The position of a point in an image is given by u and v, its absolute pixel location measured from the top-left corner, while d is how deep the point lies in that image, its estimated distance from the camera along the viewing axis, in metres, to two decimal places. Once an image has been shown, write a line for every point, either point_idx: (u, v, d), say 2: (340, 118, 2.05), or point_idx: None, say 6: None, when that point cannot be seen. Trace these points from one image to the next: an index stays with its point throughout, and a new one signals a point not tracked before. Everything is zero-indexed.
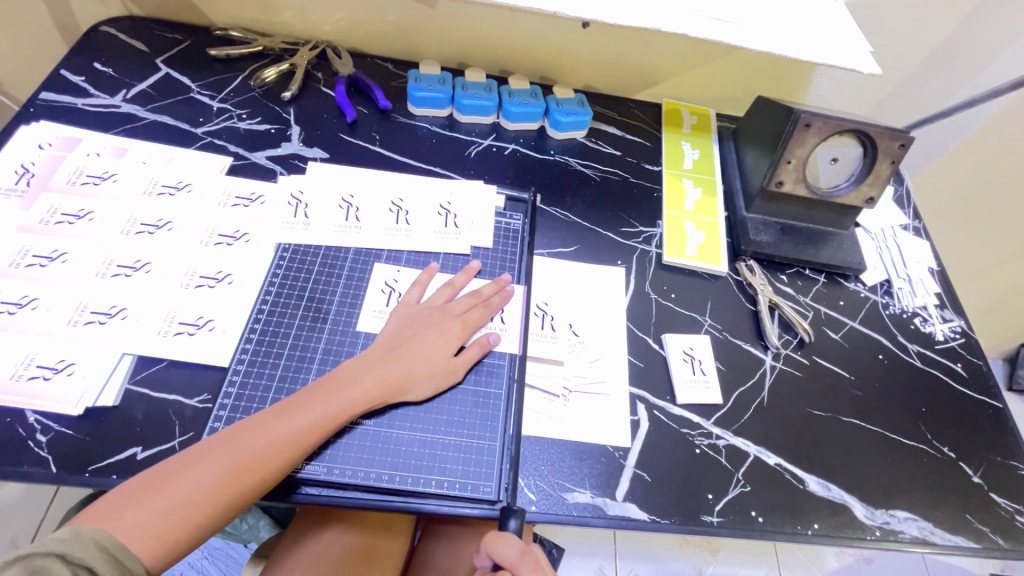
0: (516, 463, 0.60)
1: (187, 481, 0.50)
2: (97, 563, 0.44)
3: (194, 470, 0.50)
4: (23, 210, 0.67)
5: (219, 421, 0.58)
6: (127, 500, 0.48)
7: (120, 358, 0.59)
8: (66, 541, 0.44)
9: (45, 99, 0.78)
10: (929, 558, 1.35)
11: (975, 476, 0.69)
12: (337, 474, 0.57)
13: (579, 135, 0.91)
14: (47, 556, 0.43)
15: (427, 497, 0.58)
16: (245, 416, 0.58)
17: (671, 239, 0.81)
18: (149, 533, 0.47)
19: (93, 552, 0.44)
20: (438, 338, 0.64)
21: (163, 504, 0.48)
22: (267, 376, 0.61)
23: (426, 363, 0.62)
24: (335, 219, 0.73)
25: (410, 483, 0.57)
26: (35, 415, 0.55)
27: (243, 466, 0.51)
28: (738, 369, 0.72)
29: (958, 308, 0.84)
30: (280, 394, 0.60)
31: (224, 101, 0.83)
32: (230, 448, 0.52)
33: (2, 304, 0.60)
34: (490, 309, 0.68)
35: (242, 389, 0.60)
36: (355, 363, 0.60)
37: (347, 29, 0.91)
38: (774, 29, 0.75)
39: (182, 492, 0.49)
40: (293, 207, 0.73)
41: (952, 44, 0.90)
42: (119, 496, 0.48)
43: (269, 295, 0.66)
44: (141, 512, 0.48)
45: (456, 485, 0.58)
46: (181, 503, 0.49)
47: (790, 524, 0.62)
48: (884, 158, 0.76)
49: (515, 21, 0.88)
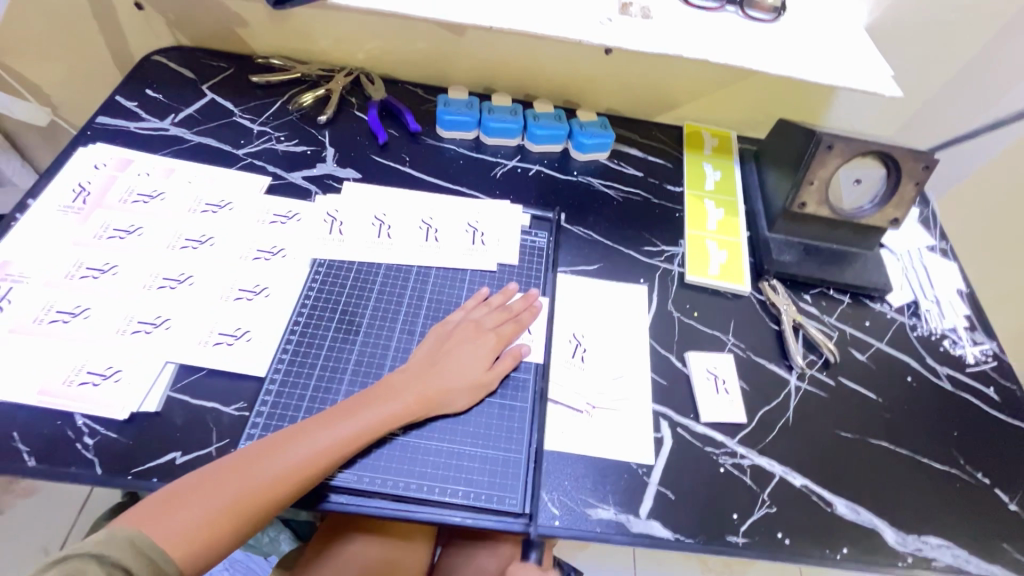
0: (541, 476, 0.61)
1: (229, 486, 0.51)
2: (132, 563, 0.46)
3: (236, 476, 0.52)
4: (79, 225, 0.71)
5: (255, 429, 0.60)
6: (169, 503, 0.50)
7: (164, 366, 0.62)
8: (101, 542, 0.46)
9: (101, 123, 0.83)
10: None
11: (1010, 503, 0.67)
12: (367, 482, 0.58)
13: (601, 156, 0.93)
14: (82, 557, 0.44)
15: (452, 508, 0.58)
16: (281, 423, 0.60)
17: (694, 259, 0.82)
18: (191, 536, 0.49)
19: (125, 550, 0.46)
20: (471, 350, 0.65)
21: (203, 507, 0.50)
22: (301, 385, 0.63)
23: (461, 375, 0.63)
24: (367, 236, 0.76)
25: (436, 494, 0.58)
26: (84, 418, 0.58)
27: (280, 475, 0.53)
28: (764, 389, 0.72)
29: (988, 330, 0.82)
30: (314, 403, 0.62)
31: (263, 125, 0.88)
32: (271, 454, 0.54)
33: (58, 313, 0.64)
34: (522, 324, 0.70)
35: (279, 397, 0.62)
36: (394, 374, 0.63)
37: (379, 57, 0.96)
38: (794, 54, 0.77)
39: (223, 497, 0.51)
40: (327, 224, 0.77)
41: (975, 67, 0.90)
42: (162, 499, 0.50)
43: (304, 307, 0.69)
44: (182, 514, 0.49)
45: (481, 496, 0.59)
46: (223, 506, 0.51)
47: (819, 548, 0.61)
48: (908, 179, 0.77)
49: (541, 49, 0.91)
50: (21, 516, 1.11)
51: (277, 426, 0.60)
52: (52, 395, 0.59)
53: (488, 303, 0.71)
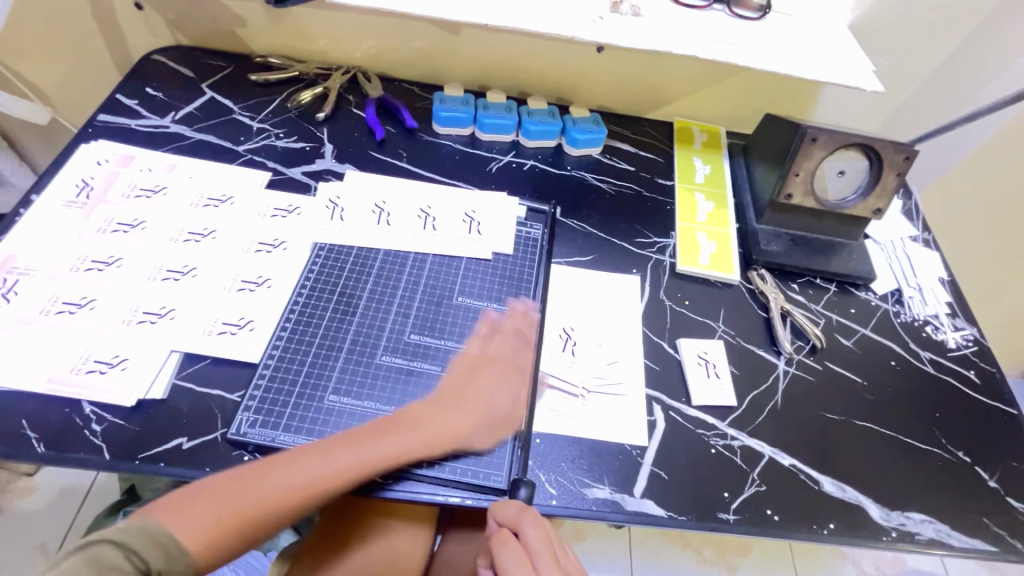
0: (526, 453, 0.63)
1: (256, 489, 0.52)
2: (151, 555, 0.45)
3: (268, 480, 0.53)
4: (83, 219, 0.73)
5: (248, 411, 0.61)
6: (198, 500, 0.50)
7: (169, 354, 0.64)
8: (123, 531, 0.45)
9: (103, 120, 0.85)
10: (948, 561, 1.35)
11: (990, 480, 0.70)
12: None
13: (594, 152, 0.96)
14: (104, 544, 0.43)
15: (437, 483, 0.60)
16: (276, 397, 0.62)
17: (684, 249, 0.85)
18: (205, 535, 0.48)
19: (146, 541, 0.45)
20: (501, 387, 0.66)
21: (230, 509, 0.50)
22: (298, 362, 0.65)
23: (490, 409, 0.64)
24: (367, 222, 0.78)
25: (422, 469, 0.60)
26: (91, 406, 0.60)
27: (304, 486, 0.53)
28: (753, 374, 0.74)
29: (969, 316, 0.85)
30: (309, 378, 0.64)
31: (263, 122, 0.90)
32: (302, 461, 0.54)
33: (64, 304, 0.65)
34: (529, 342, 0.71)
35: (275, 372, 0.64)
36: (421, 403, 0.63)
37: (376, 56, 0.98)
38: (779, 50, 0.79)
39: (241, 501, 0.51)
40: (329, 210, 0.79)
41: (953, 64, 0.94)
42: (190, 495, 0.50)
43: (303, 290, 0.71)
44: (207, 511, 0.49)
45: (467, 472, 0.61)
46: (241, 510, 0.50)
47: (807, 524, 0.64)
48: (890, 170, 0.79)
49: (534, 46, 0.94)
50: (20, 516, 1.11)
51: (273, 399, 0.62)
52: (60, 383, 0.60)
53: (513, 333, 0.71)
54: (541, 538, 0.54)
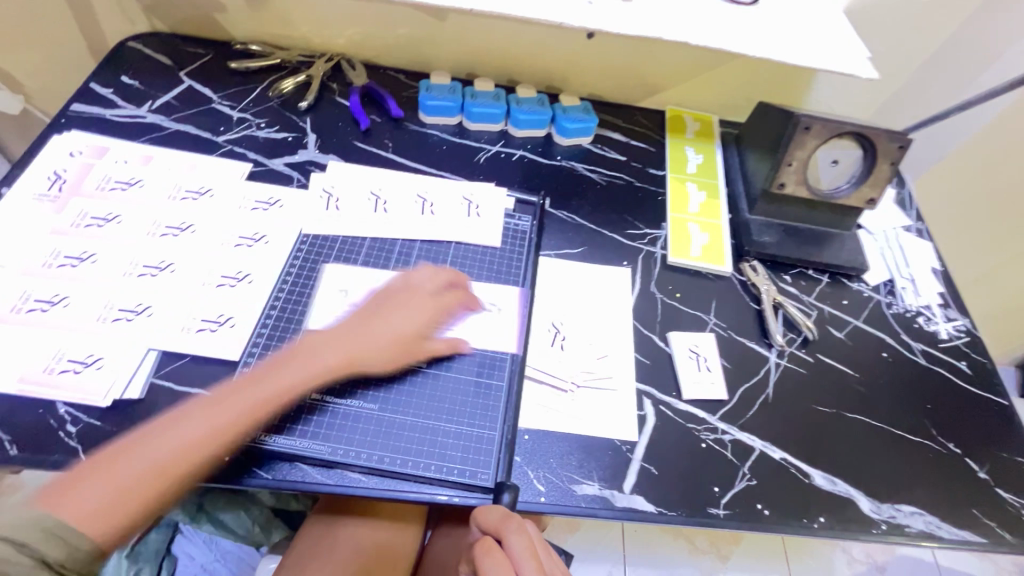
0: (513, 448, 0.62)
1: (126, 468, 0.50)
2: (42, 544, 0.44)
3: (137, 452, 0.51)
4: (55, 213, 0.70)
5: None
6: (79, 479, 0.49)
7: (146, 353, 0.62)
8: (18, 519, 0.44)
9: (76, 110, 0.82)
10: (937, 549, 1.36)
11: (980, 471, 0.70)
12: (341, 454, 0.58)
13: (584, 141, 0.94)
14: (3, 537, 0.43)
15: (423, 482, 0.59)
16: None
17: (676, 241, 0.83)
18: (103, 517, 0.48)
19: (32, 532, 0.44)
20: (403, 311, 0.66)
21: (112, 484, 0.49)
22: None
23: (392, 332, 0.64)
24: (363, 211, 0.77)
25: (409, 467, 0.59)
26: (66, 406, 0.58)
27: (208, 433, 0.53)
28: (744, 367, 0.74)
29: (961, 307, 0.85)
30: None
31: (243, 111, 0.87)
32: (182, 421, 0.54)
33: (36, 302, 0.63)
34: (457, 299, 0.70)
35: None
36: (309, 338, 0.62)
37: (361, 43, 0.95)
38: (772, 36, 0.77)
39: (127, 474, 0.50)
40: (323, 201, 0.77)
41: (949, 50, 0.92)
42: (73, 477, 0.49)
43: (285, 285, 0.69)
44: (84, 492, 0.48)
45: (454, 471, 0.59)
46: (137, 474, 0.50)
47: (796, 518, 0.63)
48: (884, 159, 0.78)
49: (522, 32, 0.91)
50: None
51: None
52: (32, 384, 0.58)
53: (416, 287, 0.68)
54: (524, 548, 0.52)
